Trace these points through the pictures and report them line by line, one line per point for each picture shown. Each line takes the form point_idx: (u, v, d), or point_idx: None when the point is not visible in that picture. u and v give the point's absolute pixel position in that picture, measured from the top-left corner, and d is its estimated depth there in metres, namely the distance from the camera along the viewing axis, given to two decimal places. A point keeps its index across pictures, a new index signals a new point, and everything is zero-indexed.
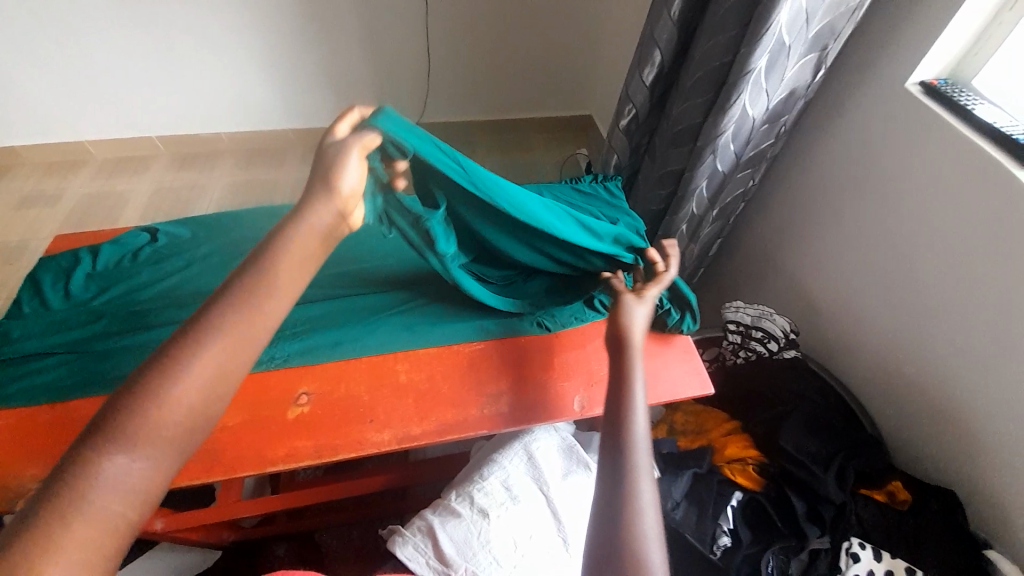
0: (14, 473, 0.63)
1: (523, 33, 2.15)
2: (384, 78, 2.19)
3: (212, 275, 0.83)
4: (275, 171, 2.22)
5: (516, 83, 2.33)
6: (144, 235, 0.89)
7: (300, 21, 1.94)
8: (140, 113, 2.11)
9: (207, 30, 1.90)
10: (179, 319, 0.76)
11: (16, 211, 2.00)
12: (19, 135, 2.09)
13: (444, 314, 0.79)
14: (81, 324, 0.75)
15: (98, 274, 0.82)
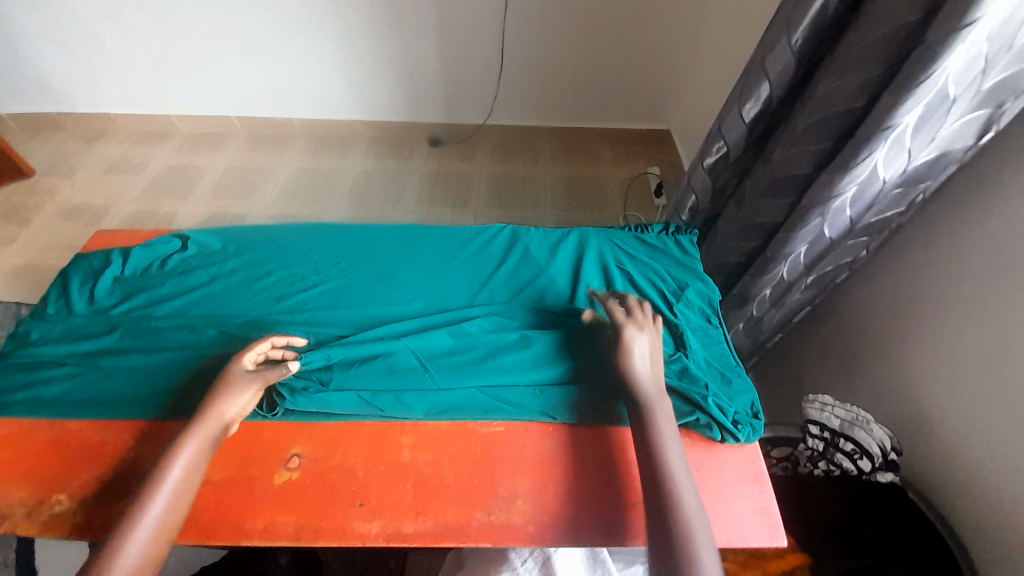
0: (6, 493, 0.62)
1: (604, 39, 2.00)
2: (455, 77, 2.12)
3: (232, 296, 0.78)
4: (338, 160, 2.23)
5: (591, 91, 2.17)
6: (176, 241, 0.86)
7: (378, 15, 1.92)
8: (224, 93, 2.19)
9: (291, 17, 1.93)
10: (187, 345, 0.72)
11: (106, 175, 2.15)
12: (116, 104, 2.24)
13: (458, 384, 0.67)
14: (97, 334, 0.74)
15: (125, 279, 0.81)
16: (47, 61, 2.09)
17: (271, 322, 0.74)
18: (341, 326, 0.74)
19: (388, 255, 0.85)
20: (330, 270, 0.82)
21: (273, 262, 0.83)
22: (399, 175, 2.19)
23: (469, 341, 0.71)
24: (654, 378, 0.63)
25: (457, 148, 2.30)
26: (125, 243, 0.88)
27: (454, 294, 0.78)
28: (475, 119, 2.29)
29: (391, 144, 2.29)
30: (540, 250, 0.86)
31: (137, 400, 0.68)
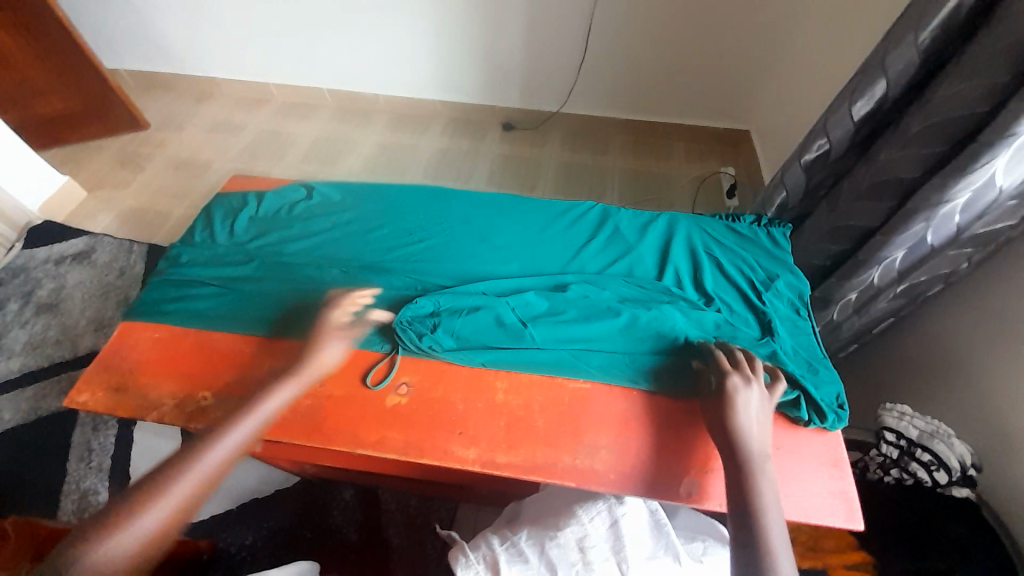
0: (159, 387, 0.73)
1: (692, 33, 1.97)
2: (535, 63, 2.17)
3: (350, 242, 0.87)
4: (415, 137, 2.35)
5: (670, 86, 2.15)
6: (302, 190, 0.97)
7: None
8: (319, 66, 2.35)
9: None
10: (313, 279, 0.82)
11: (211, 134, 2.38)
12: (224, 70, 2.46)
13: (550, 342, 0.73)
14: (236, 263, 0.85)
15: (259, 218, 0.92)
16: (170, 26, 2.32)
17: (384, 268, 0.83)
18: (446, 277, 0.81)
19: (488, 219, 0.92)
20: (435, 227, 0.90)
21: (386, 216, 0.92)
22: (471, 155, 2.28)
23: (561, 305, 0.77)
24: (759, 434, 0.60)
25: (529, 134, 2.35)
26: (256, 187, 0.99)
27: (548, 260, 0.84)
28: (550, 106, 2.32)
29: (466, 125, 2.38)
30: (629, 229, 0.90)
31: (268, 322, 0.77)
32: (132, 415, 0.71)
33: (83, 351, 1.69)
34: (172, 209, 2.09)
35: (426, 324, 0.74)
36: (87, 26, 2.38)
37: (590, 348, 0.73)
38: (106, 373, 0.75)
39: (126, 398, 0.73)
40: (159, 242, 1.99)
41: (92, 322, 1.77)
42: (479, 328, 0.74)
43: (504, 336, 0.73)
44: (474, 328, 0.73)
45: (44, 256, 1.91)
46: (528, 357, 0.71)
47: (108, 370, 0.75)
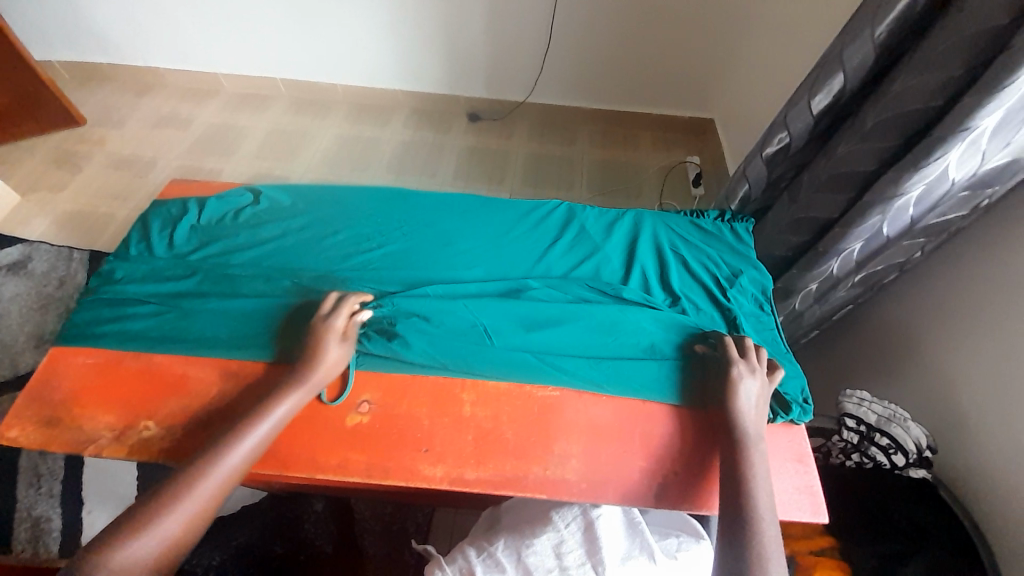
0: (93, 418, 0.67)
1: (657, 20, 1.96)
2: (500, 52, 2.11)
3: (303, 251, 0.82)
4: (378, 129, 2.27)
5: (637, 74, 2.14)
6: (248, 196, 0.90)
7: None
8: (271, 55, 2.22)
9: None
10: (263, 293, 0.76)
11: (155, 129, 2.22)
12: (166, 59, 2.29)
13: (514, 349, 0.70)
14: (177, 278, 0.79)
15: (200, 227, 0.85)
16: (101, 12, 2.13)
17: (339, 277, 0.78)
18: (403, 285, 0.77)
19: (448, 221, 0.88)
20: (393, 231, 0.86)
21: (340, 221, 0.87)
22: (437, 147, 2.22)
23: (527, 310, 0.74)
24: (754, 422, 0.63)
25: (495, 124, 2.31)
26: (198, 194, 0.92)
27: (512, 263, 0.81)
28: (516, 96, 2.28)
29: (431, 116, 2.31)
30: (594, 228, 0.88)
31: (214, 342, 0.72)
32: (67, 453, 0.66)
33: (22, 369, 1.57)
34: (116, 212, 1.95)
35: (381, 337, 0.70)
36: (4, 11, 2.16)
37: (556, 353, 0.71)
38: (35, 405, 0.68)
39: (59, 434, 0.67)
40: (102, 248, 1.85)
41: (30, 337, 1.64)
42: (437, 338, 0.70)
43: (466, 346, 0.70)
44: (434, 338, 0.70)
45: None
46: (491, 367, 0.69)
47: (37, 401, 0.69)
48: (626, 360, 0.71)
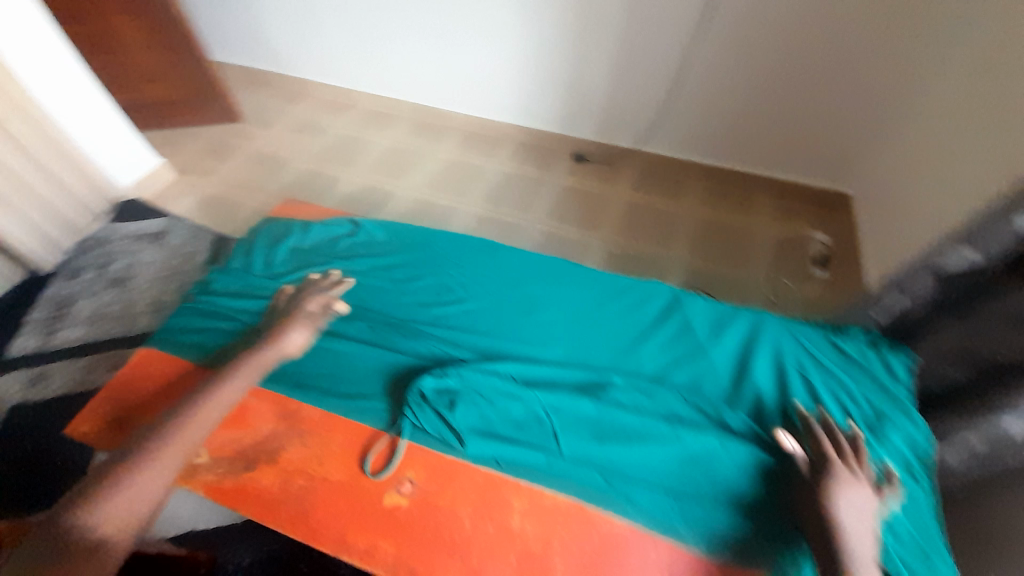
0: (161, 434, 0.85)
1: (794, 100, 2.01)
2: (614, 104, 2.28)
3: (434, 312, 1.11)
4: (484, 158, 2.53)
5: (760, 143, 2.20)
6: (391, 259, 1.21)
7: (564, 38, 2.10)
8: (407, 84, 2.59)
9: (485, 29, 2.18)
10: (396, 347, 1.04)
11: (297, 133, 2.63)
12: (320, 74, 2.73)
13: (566, 448, 0.91)
14: (339, 316, 1.10)
15: (350, 282, 1.15)
16: (276, 33, 2.60)
17: (458, 341, 1.05)
18: (478, 375, 0.98)
19: (538, 314, 1.09)
20: (517, 305, 1.12)
21: (478, 289, 1.16)
22: (535, 182, 2.41)
23: (611, 406, 0.95)
24: (864, 558, 0.75)
25: (600, 168, 2.45)
26: (354, 246, 1.25)
27: (607, 356, 1.03)
28: (626, 143, 2.42)
29: (535, 150, 2.54)
30: (659, 340, 1.06)
31: (359, 380, 1.01)
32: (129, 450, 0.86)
33: (137, 327, 1.82)
34: (247, 201, 2.29)
35: (467, 413, 0.94)
36: (212, 24, 2.70)
37: (604, 453, 0.91)
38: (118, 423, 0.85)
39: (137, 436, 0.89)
40: (228, 232, 2.16)
41: (150, 300, 1.91)
42: (514, 420, 0.94)
43: (536, 428, 0.94)
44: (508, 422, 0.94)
45: (124, 232, 2.12)
46: (551, 453, 0.91)
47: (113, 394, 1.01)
48: (653, 484, 0.88)
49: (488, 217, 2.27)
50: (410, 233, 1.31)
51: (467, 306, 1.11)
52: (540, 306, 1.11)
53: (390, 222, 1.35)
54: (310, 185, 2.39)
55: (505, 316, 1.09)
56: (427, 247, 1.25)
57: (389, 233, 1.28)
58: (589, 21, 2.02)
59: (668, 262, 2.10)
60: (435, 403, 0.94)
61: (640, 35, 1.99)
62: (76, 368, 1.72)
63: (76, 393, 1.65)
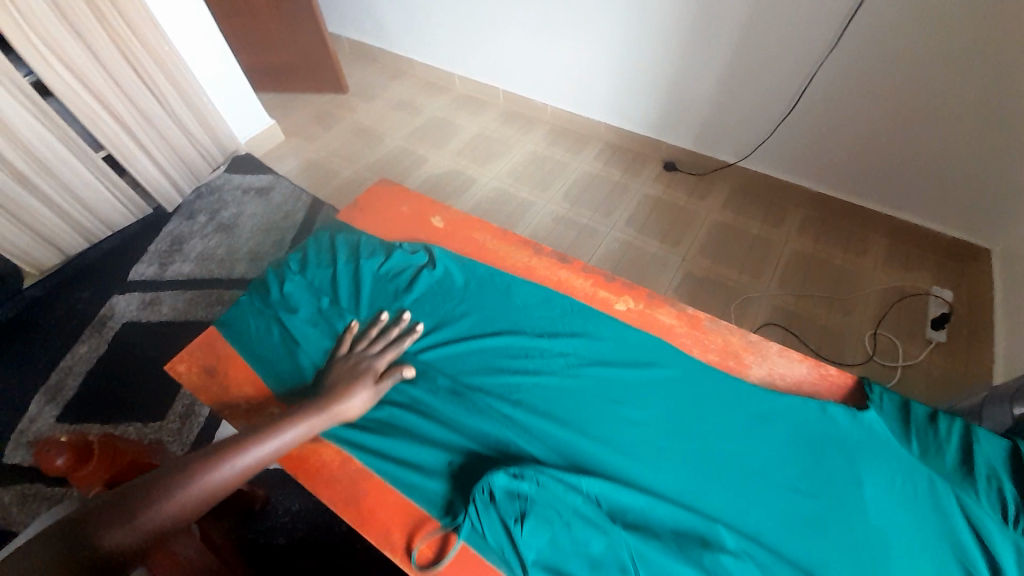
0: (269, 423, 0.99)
1: (933, 137, 1.77)
2: (715, 117, 2.13)
3: (522, 399, 1.10)
4: (569, 155, 2.47)
5: (880, 178, 1.96)
6: (486, 330, 1.22)
7: (674, 38, 1.97)
8: (502, 72, 2.58)
9: (591, 21, 2.10)
10: (483, 432, 1.05)
11: (393, 109, 2.73)
12: (422, 55, 2.81)
13: None
14: (430, 383, 1.13)
15: (444, 349, 1.19)
16: (387, 12, 2.70)
17: (531, 433, 1.05)
18: (569, 493, 0.95)
19: (634, 429, 1.05)
20: (602, 406, 1.08)
21: (561, 375, 1.13)
22: (621, 186, 2.31)
23: (704, 565, 0.87)
24: None
25: (692, 180, 2.31)
26: (449, 306, 1.27)
27: (699, 495, 0.96)
28: (724, 156, 2.25)
29: (622, 154, 2.45)
30: (774, 492, 0.96)
31: (439, 456, 1.03)
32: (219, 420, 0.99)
33: (235, 272, 2.00)
34: (340, 170, 2.43)
35: (552, 536, 0.92)
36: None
37: None
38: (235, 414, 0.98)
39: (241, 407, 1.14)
40: (321, 197, 2.31)
41: (249, 250, 2.09)
42: (598, 555, 0.90)
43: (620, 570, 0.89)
44: (592, 555, 0.90)
45: (236, 184, 2.33)
46: None
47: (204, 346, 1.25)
48: None
49: (566, 215, 2.21)
50: (490, 280, 1.32)
51: (545, 391, 1.11)
52: (625, 410, 1.08)
53: (469, 261, 1.36)
54: (399, 161, 2.48)
55: (585, 416, 1.07)
56: (504, 307, 1.26)
57: (470, 282, 1.31)
58: (705, 22, 1.87)
59: (754, 292, 1.94)
60: (527, 514, 0.93)
61: (760, 44, 1.82)
62: (182, 298, 1.92)
63: (180, 321, 1.86)
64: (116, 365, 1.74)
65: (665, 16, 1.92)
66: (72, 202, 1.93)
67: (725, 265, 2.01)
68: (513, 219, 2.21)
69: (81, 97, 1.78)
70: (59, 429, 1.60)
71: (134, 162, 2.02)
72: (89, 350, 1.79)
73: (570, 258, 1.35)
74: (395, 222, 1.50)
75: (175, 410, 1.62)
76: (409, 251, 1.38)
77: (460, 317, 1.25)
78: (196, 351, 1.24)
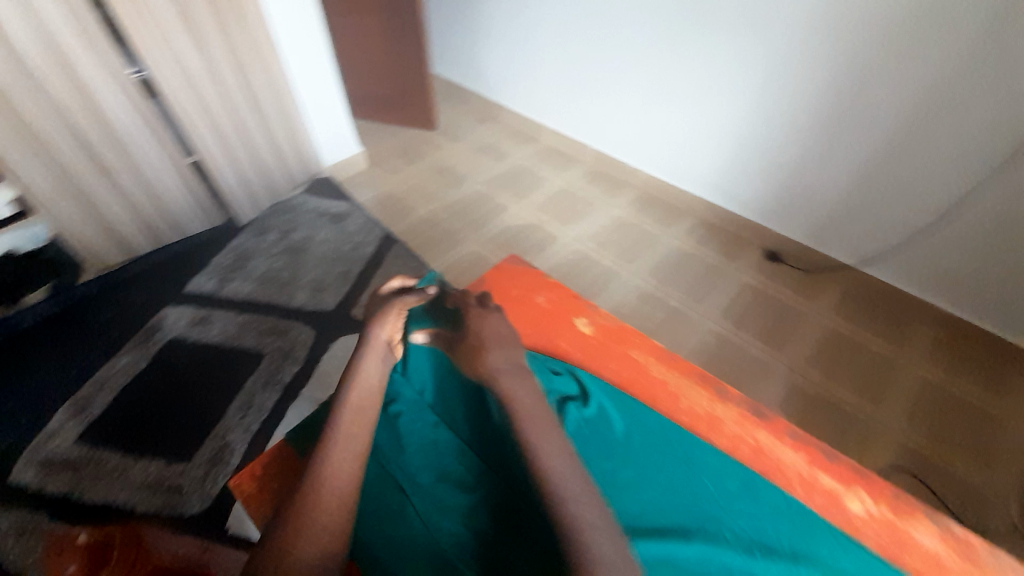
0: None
1: None
2: (838, 212, 1.92)
3: None
4: (659, 227, 2.29)
5: None
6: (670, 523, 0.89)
7: (807, 123, 1.80)
8: (597, 131, 2.48)
9: (711, 93, 1.97)
10: None
11: (476, 153, 2.66)
12: (515, 103, 2.77)
13: None
14: None
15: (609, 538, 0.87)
16: (489, 58, 2.70)
17: None
18: None
19: None
20: None
21: None
22: (717, 270, 2.09)
23: None
24: None
25: (799, 276, 2.06)
26: (614, 466, 0.96)
27: None
28: (839, 256, 2.02)
29: (717, 234, 2.24)
30: None
31: None
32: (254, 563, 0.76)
33: (295, 301, 1.87)
34: (417, 207, 2.33)
35: None
36: (439, 35, 2.88)
37: None
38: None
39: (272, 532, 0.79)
40: (394, 232, 2.20)
41: (314, 278, 1.97)
42: None
43: None
44: None
45: (312, 206, 2.26)
46: None
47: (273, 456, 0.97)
48: None
49: (652, 294, 2.00)
50: (664, 435, 1.02)
51: None
52: None
53: (620, 395, 1.09)
54: (477, 207, 2.35)
55: None
56: (693, 488, 0.94)
57: (632, 432, 1.02)
58: (847, 113, 1.70)
59: (876, 424, 1.65)
60: None
61: (912, 142, 1.62)
62: (234, 322, 1.80)
63: (226, 348, 1.72)
64: (148, 389, 1.61)
65: (801, 99, 1.77)
66: (149, 203, 1.88)
67: (839, 386, 1.74)
68: (594, 289, 2.01)
69: (186, 102, 1.75)
70: (74, 452, 1.45)
71: (219, 173, 1.97)
72: (126, 364, 1.67)
73: (766, 410, 1.07)
74: (510, 297, 1.29)
75: (203, 454, 1.46)
76: (548, 370, 1.12)
77: (628, 487, 0.94)
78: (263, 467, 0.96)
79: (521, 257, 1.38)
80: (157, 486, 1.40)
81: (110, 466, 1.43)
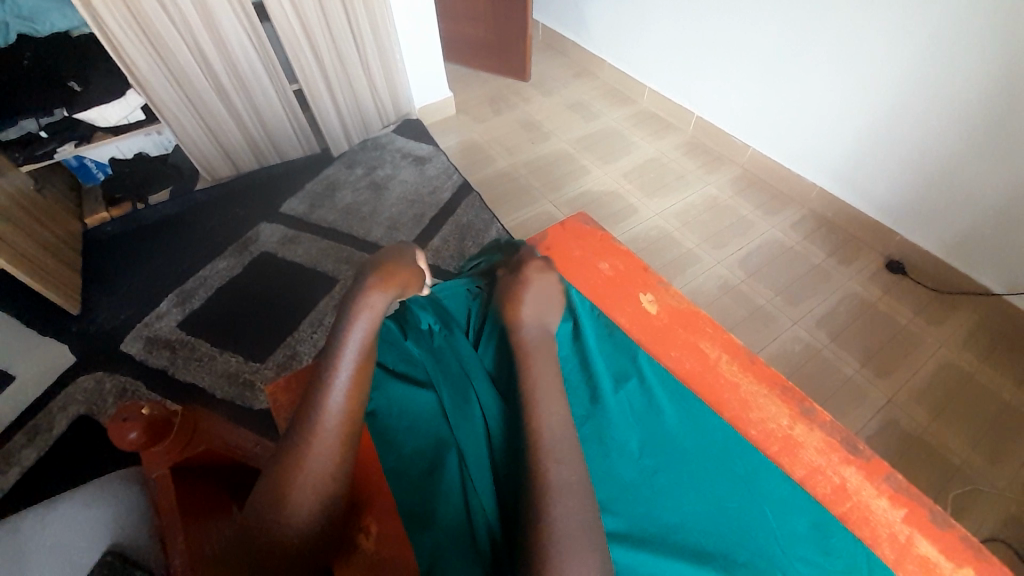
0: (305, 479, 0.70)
1: None
2: (1000, 228, 1.55)
3: None
4: (759, 214, 2.02)
5: None
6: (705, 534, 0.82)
7: (980, 114, 1.44)
8: (702, 98, 2.21)
9: (855, 66, 1.64)
10: None
11: (567, 109, 2.51)
12: (616, 59, 2.54)
13: None
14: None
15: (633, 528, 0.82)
16: (596, 6, 2.47)
17: None
18: None
19: None
20: None
21: None
22: (820, 273, 1.82)
23: None
24: None
25: (924, 296, 1.74)
26: (655, 461, 0.89)
27: None
28: (986, 280, 1.65)
29: (829, 232, 1.94)
30: None
31: None
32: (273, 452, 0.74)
33: (371, 236, 1.94)
34: (497, 159, 2.27)
35: None
36: None
37: None
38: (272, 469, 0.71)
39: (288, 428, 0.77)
40: (472, 182, 2.17)
41: (391, 216, 2.02)
42: None
43: None
44: None
45: (399, 145, 2.29)
46: None
47: (299, 373, 1.00)
48: None
49: (737, 287, 1.80)
50: (721, 443, 0.92)
51: None
52: None
53: (679, 388, 0.99)
54: (559, 165, 2.24)
55: None
56: (739, 504, 0.85)
57: (683, 430, 0.93)
58: None
59: (985, 481, 1.39)
60: None
61: None
62: (317, 246, 1.91)
63: (306, 267, 1.84)
64: (235, 292, 1.78)
65: (980, 82, 1.41)
66: (256, 125, 2.01)
67: (947, 429, 1.47)
68: (669, 270, 1.86)
69: (295, 29, 1.79)
70: (173, 334, 1.67)
71: (318, 102, 2.04)
72: (226, 266, 1.85)
73: (862, 445, 0.92)
74: (577, 260, 1.20)
75: (275, 358, 1.61)
76: (602, 346, 1.05)
77: (666, 486, 0.86)
78: (298, 382, 0.99)
79: (590, 216, 1.27)
80: (235, 378, 1.56)
81: (200, 353, 1.62)
